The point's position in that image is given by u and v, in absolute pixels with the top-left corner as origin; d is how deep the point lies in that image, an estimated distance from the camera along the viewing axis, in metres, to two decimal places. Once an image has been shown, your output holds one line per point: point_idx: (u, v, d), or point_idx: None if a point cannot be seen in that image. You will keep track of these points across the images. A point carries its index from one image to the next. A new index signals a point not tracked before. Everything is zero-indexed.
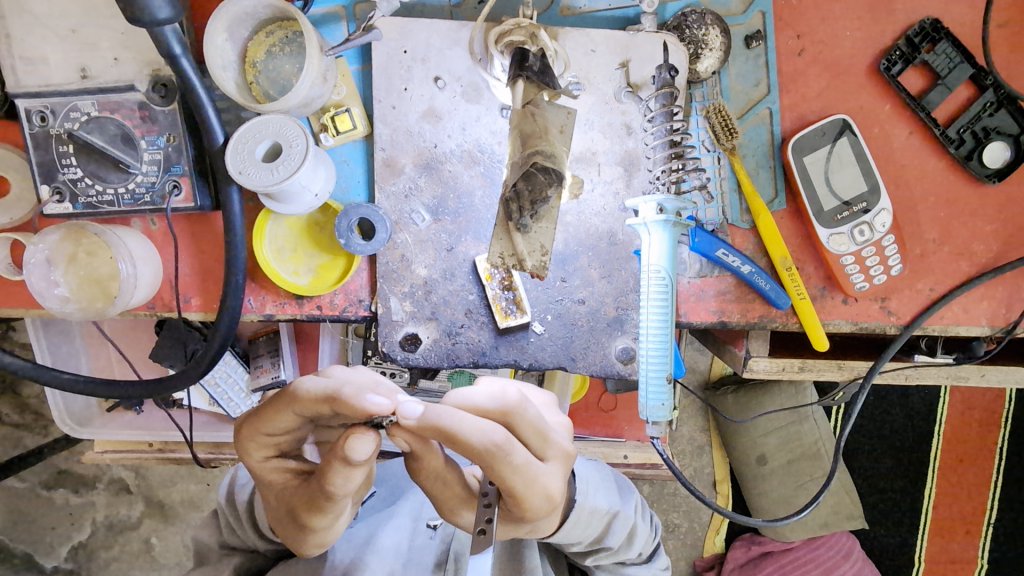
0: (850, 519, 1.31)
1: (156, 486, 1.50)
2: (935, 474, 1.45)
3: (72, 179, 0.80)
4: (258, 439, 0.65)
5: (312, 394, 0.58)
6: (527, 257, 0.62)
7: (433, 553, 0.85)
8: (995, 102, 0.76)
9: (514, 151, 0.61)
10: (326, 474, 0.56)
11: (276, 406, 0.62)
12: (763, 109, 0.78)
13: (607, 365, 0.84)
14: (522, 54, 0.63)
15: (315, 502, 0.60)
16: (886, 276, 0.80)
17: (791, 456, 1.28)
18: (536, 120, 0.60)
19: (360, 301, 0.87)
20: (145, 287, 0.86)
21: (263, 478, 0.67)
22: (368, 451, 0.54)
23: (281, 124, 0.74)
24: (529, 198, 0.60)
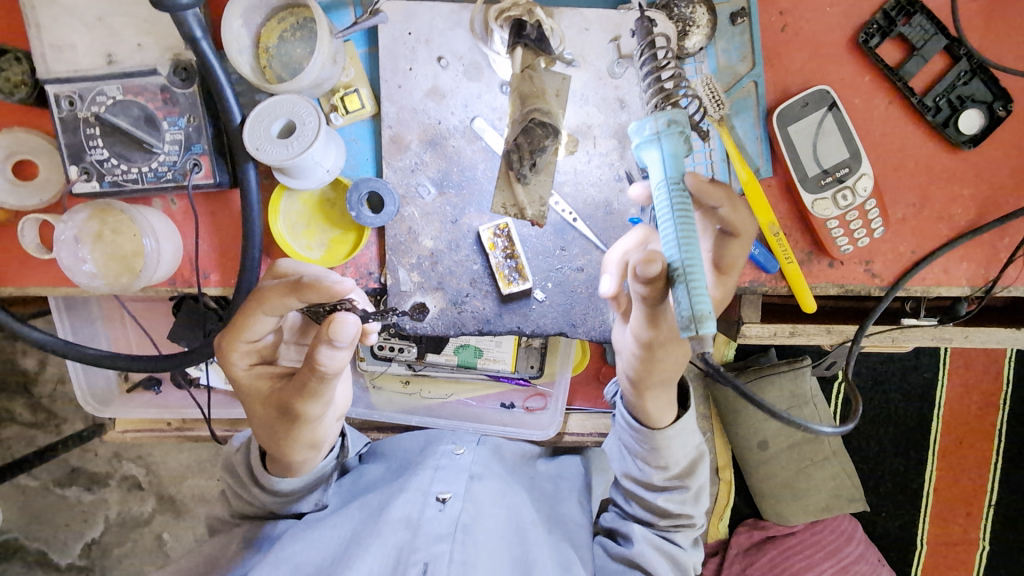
0: (851, 502, 1.34)
1: (167, 481, 1.55)
2: (935, 453, 1.48)
3: (99, 159, 0.85)
4: (241, 345, 0.78)
5: (276, 287, 0.71)
6: (528, 206, 0.85)
7: (445, 524, 0.86)
8: (969, 70, 0.80)
9: (514, 110, 0.82)
10: (312, 355, 0.69)
11: (249, 309, 0.74)
12: (748, 82, 0.83)
13: (606, 330, 0.88)
14: (520, 25, 0.75)
15: (307, 388, 0.73)
16: (870, 239, 0.84)
17: (792, 440, 1.32)
18: (532, 83, 0.79)
19: (370, 274, 0.92)
20: (167, 263, 0.91)
21: (251, 382, 0.79)
22: (349, 331, 0.66)
23: (295, 103, 0.79)
24: (529, 149, 0.82)
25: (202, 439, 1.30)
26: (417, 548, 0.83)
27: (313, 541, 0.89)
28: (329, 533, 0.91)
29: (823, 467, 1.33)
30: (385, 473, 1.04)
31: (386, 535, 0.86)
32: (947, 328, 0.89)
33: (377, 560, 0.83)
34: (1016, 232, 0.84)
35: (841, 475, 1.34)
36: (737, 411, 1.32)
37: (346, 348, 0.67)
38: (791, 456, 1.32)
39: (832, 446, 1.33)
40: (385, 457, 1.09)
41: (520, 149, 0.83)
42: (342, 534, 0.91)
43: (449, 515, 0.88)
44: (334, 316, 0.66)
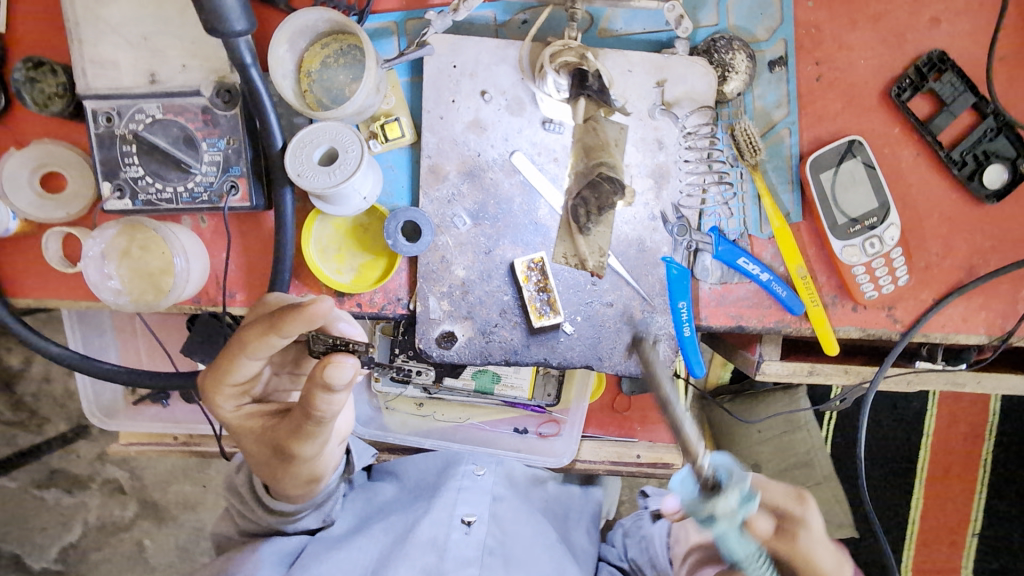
0: (840, 527, 1.33)
1: (151, 487, 1.53)
2: (922, 485, 1.50)
3: (134, 177, 0.85)
4: (225, 389, 0.72)
5: (252, 327, 0.65)
6: (589, 257, 0.86)
7: (472, 547, 0.92)
8: (995, 127, 0.82)
9: (577, 160, 0.84)
10: (310, 400, 0.65)
11: (227, 355, 0.68)
12: (783, 129, 0.85)
13: (632, 365, 0.89)
14: (582, 75, 0.77)
15: (301, 430, 0.69)
16: (894, 286, 0.86)
17: (785, 464, 1.30)
18: (597, 136, 0.83)
19: (398, 300, 0.91)
20: (196, 281, 0.90)
21: (243, 424, 0.74)
22: (348, 376, 0.63)
23: (338, 131, 0.80)
24: (597, 204, 0.83)
25: (210, 454, 1.26)
26: (446, 571, 0.88)
27: (338, 562, 0.90)
28: (355, 555, 0.92)
29: (817, 488, 1.30)
30: (401, 495, 1.05)
31: (413, 556, 0.89)
32: (961, 373, 0.90)
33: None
34: None
35: (832, 501, 1.32)
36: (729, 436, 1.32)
37: (345, 390, 0.64)
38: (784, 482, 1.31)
39: (825, 472, 1.31)
40: (396, 477, 1.09)
41: (587, 203, 0.83)
42: (369, 556, 0.93)
43: (476, 538, 0.94)
44: (331, 359, 0.62)
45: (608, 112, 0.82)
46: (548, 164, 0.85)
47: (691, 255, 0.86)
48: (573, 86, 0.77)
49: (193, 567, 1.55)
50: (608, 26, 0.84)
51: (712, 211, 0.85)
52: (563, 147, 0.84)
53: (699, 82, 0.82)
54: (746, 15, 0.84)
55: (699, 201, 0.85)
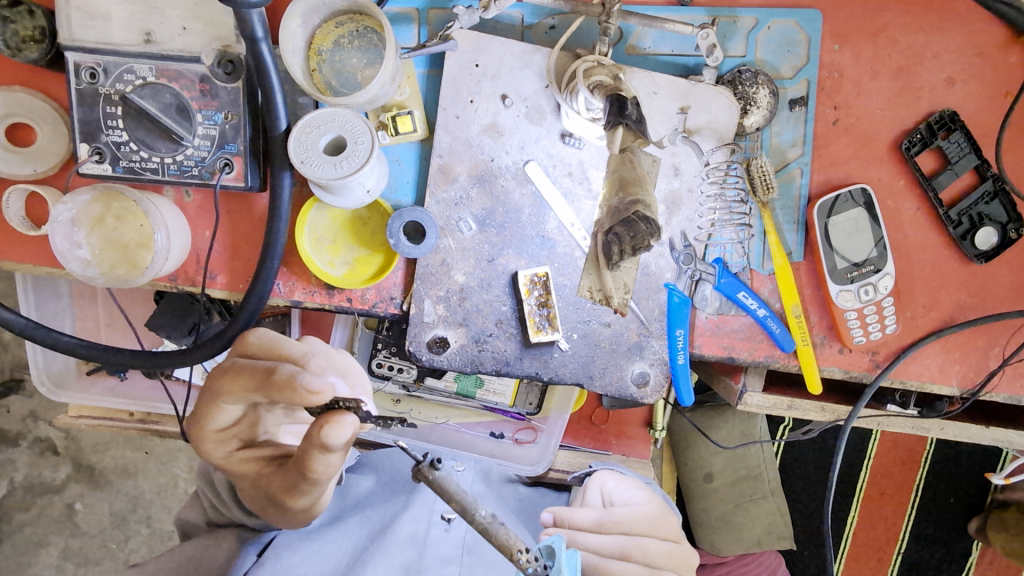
0: (781, 540, 1.28)
1: (88, 450, 1.44)
2: (859, 500, 1.48)
3: (116, 141, 0.80)
4: (213, 437, 0.72)
5: (238, 383, 0.66)
6: (614, 293, 0.81)
7: (452, 545, 0.91)
8: (992, 192, 0.85)
9: (611, 194, 0.76)
10: (310, 462, 0.65)
11: (210, 400, 0.69)
12: (795, 168, 0.86)
13: (621, 387, 0.88)
14: (621, 102, 0.71)
15: (296, 486, 0.69)
16: (882, 334, 0.87)
17: (736, 476, 1.30)
18: (634, 168, 0.74)
19: (392, 299, 0.88)
20: (175, 260, 0.84)
21: (236, 469, 0.74)
22: (345, 436, 0.63)
23: (348, 119, 0.75)
24: (631, 243, 0.73)
25: (169, 433, 1.19)
26: (426, 569, 0.87)
27: (311, 554, 0.88)
28: (329, 547, 0.90)
29: (762, 501, 1.29)
30: (376, 487, 1.01)
31: (393, 553, 0.88)
32: (926, 419, 0.92)
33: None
34: (1009, 342, 0.88)
35: (775, 514, 1.30)
36: (686, 440, 1.31)
37: (341, 450, 0.64)
38: (731, 492, 1.30)
39: (772, 486, 1.30)
40: (374, 470, 1.04)
41: (620, 240, 0.74)
42: (344, 549, 0.90)
43: (455, 535, 0.92)
44: (330, 420, 0.62)
45: (645, 144, 0.73)
46: (562, 177, 0.84)
47: (692, 284, 0.86)
48: (610, 114, 0.71)
49: (126, 534, 1.47)
50: (637, 43, 0.83)
51: (719, 242, 0.85)
52: (579, 162, 0.83)
53: (721, 112, 0.82)
54: (774, 51, 0.85)
55: (705, 230, 0.85)
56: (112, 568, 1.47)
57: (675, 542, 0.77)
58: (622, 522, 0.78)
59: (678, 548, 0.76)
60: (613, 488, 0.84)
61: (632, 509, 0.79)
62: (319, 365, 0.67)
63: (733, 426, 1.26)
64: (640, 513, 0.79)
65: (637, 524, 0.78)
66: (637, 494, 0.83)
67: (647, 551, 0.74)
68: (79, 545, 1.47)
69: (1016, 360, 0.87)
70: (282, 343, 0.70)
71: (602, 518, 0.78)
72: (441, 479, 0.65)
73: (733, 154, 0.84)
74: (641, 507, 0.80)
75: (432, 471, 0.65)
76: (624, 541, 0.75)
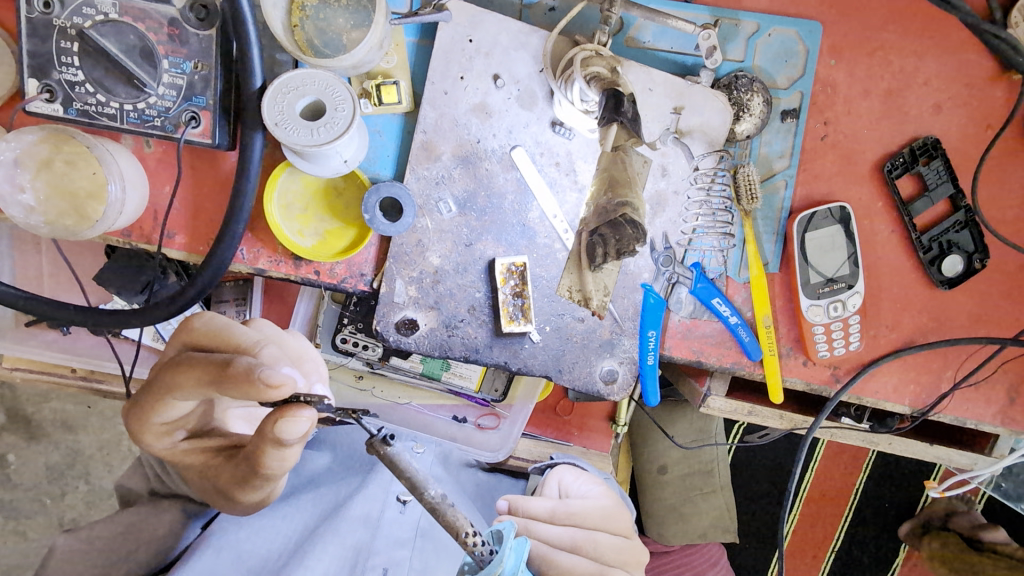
0: (725, 533, 1.31)
1: (24, 401, 1.36)
2: (801, 502, 1.54)
3: (70, 81, 0.74)
4: (156, 429, 0.68)
5: (190, 377, 0.62)
6: (593, 295, 0.82)
7: (405, 528, 0.89)
8: (963, 222, 0.87)
9: (600, 191, 0.77)
10: (261, 458, 0.63)
11: (158, 393, 0.65)
12: (780, 180, 0.86)
13: (589, 383, 0.87)
14: (616, 97, 0.71)
15: (247, 481, 0.68)
16: (846, 350, 0.88)
17: (689, 470, 1.32)
18: (624, 170, 0.75)
19: (362, 276, 0.84)
20: (130, 213, 0.79)
21: (181, 461, 0.71)
22: (302, 430, 0.60)
23: (328, 83, 0.71)
24: (616, 245, 0.74)
25: (113, 393, 1.12)
26: (377, 551, 0.85)
27: (259, 530, 0.87)
28: (278, 524, 0.88)
29: (710, 496, 1.32)
30: (331, 465, 0.99)
31: (344, 533, 0.85)
32: (876, 433, 0.96)
33: (334, 560, 0.83)
34: (959, 367, 0.91)
35: (722, 508, 1.33)
36: (644, 432, 1.32)
37: (298, 444, 0.62)
38: (683, 484, 1.32)
39: (722, 482, 1.32)
40: (331, 446, 1.02)
41: (605, 241, 0.76)
42: (293, 527, 0.89)
43: (409, 518, 0.90)
44: (285, 415, 0.60)
45: (637, 143, 0.75)
46: (548, 166, 0.81)
47: (668, 286, 0.86)
48: (605, 109, 0.72)
49: (63, 489, 1.40)
50: (636, 36, 0.81)
51: (698, 247, 0.85)
52: (567, 153, 0.81)
53: (713, 115, 0.81)
54: (771, 59, 0.84)
55: (686, 233, 0.84)
56: (46, 523, 1.41)
57: (626, 538, 0.77)
58: (576, 513, 0.78)
59: (628, 543, 0.77)
60: (571, 481, 0.84)
61: (587, 501, 0.79)
62: (273, 355, 0.63)
63: (690, 423, 1.28)
64: (594, 507, 0.79)
65: (590, 516, 0.78)
66: (593, 488, 0.83)
67: (598, 544, 0.74)
68: (10, 498, 1.40)
69: (965, 385, 0.91)
70: (231, 330, 0.66)
71: (556, 509, 0.78)
72: (395, 454, 0.65)
73: (722, 161, 0.83)
74: (597, 501, 0.80)
75: (386, 447, 0.65)
76: (576, 533, 0.75)
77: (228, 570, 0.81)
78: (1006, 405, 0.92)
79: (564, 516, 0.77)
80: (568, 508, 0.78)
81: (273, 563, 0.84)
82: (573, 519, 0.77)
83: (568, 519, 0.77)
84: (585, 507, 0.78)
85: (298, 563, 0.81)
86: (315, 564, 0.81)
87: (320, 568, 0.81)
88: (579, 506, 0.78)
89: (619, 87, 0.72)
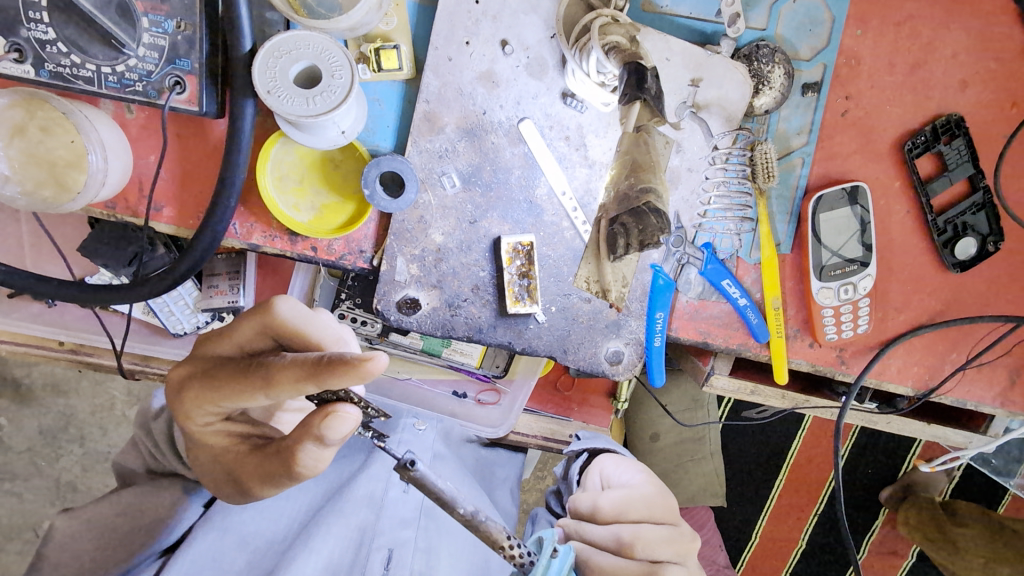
0: (714, 497, 1.36)
1: (12, 365, 1.34)
2: (786, 469, 1.56)
3: (41, 39, 0.68)
4: (205, 409, 0.65)
5: (287, 373, 0.57)
6: (612, 287, 0.81)
7: (410, 505, 0.89)
8: (980, 203, 0.85)
9: (621, 175, 0.77)
10: (296, 454, 0.61)
11: (244, 383, 0.61)
12: (797, 157, 0.82)
13: (594, 363, 0.85)
14: (640, 71, 0.67)
15: (272, 478, 0.65)
16: (853, 333, 0.87)
17: (681, 436, 1.32)
18: (647, 153, 0.75)
19: (361, 253, 0.81)
20: (113, 184, 0.74)
21: (204, 440, 0.69)
22: (346, 430, 0.60)
23: (324, 47, 0.66)
24: (639, 236, 0.73)
25: (104, 367, 1.09)
26: (382, 531, 0.84)
27: (263, 512, 0.87)
28: (282, 504, 0.88)
29: (699, 462, 1.34)
30: None
31: (348, 513, 0.85)
32: (878, 413, 0.97)
33: (339, 541, 0.83)
34: (964, 349, 0.90)
35: (711, 473, 1.36)
36: (638, 400, 1.29)
37: (337, 445, 0.61)
38: (675, 452, 1.32)
39: (712, 447, 1.34)
40: None
41: (627, 232, 0.74)
42: (297, 507, 0.89)
43: (413, 498, 0.90)
44: (333, 412, 0.59)
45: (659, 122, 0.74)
46: (558, 141, 0.78)
47: (678, 267, 0.83)
48: (627, 85, 0.67)
49: (57, 452, 1.39)
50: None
51: (711, 226, 0.82)
52: (577, 127, 0.78)
53: (732, 87, 0.77)
54: (795, 28, 0.80)
55: (699, 214, 0.82)
56: (43, 485, 1.40)
57: (673, 526, 0.78)
58: (621, 506, 0.80)
59: (676, 533, 0.77)
60: (612, 471, 0.86)
61: (628, 492, 0.81)
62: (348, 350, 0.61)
63: (683, 393, 1.27)
64: (636, 496, 0.81)
65: (634, 509, 0.79)
66: (634, 475, 0.85)
67: (647, 542, 0.75)
68: (3, 461, 1.38)
69: (971, 366, 0.90)
70: (311, 318, 0.65)
71: (598, 503, 0.80)
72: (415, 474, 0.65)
73: (739, 138, 0.80)
74: (637, 489, 0.82)
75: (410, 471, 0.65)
76: (623, 532, 0.76)
77: (231, 552, 0.81)
78: (1007, 387, 0.92)
79: (608, 511, 0.79)
80: (615, 506, 0.80)
81: (278, 545, 0.84)
82: (622, 514, 0.79)
83: (615, 514, 0.79)
84: (633, 502, 0.80)
85: (303, 543, 0.81)
86: (320, 547, 0.81)
87: (325, 550, 0.81)
88: (622, 500, 0.80)
89: (641, 60, 0.68)
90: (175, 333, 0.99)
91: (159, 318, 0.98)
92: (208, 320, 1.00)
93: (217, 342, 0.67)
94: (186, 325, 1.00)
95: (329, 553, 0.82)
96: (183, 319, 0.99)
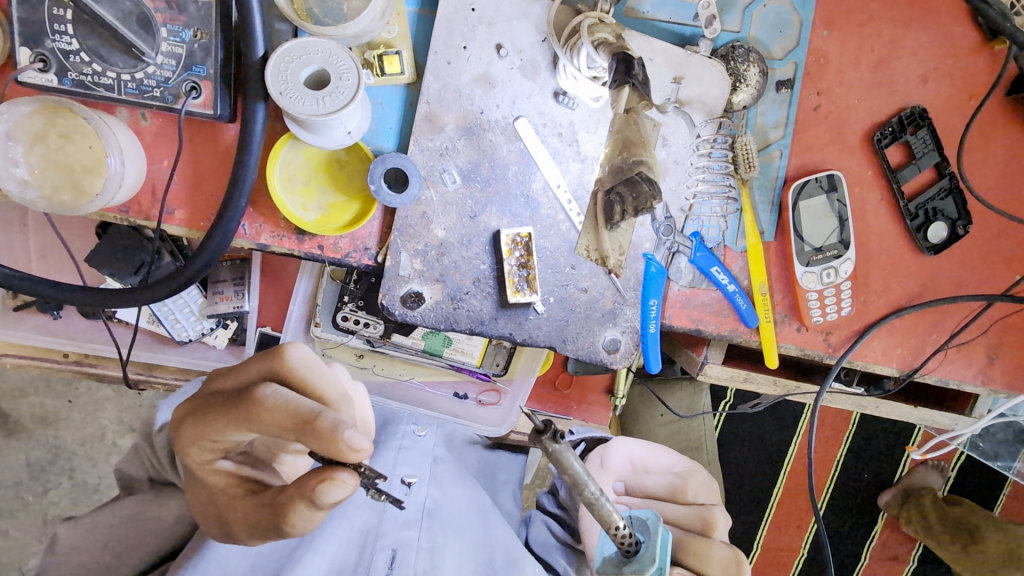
0: None
1: (5, 394, 1.34)
2: (785, 474, 1.58)
3: (65, 49, 0.72)
4: (203, 446, 0.67)
5: (282, 422, 0.61)
6: (610, 254, 0.85)
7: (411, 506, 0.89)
8: (948, 188, 0.91)
9: (614, 152, 0.83)
10: (288, 515, 0.62)
11: (237, 425, 0.64)
12: (775, 149, 0.88)
13: (592, 352, 0.88)
14: (627, 60, 0.74)
15: (261, 529, 0.66)
16: (837, 315, 0.91)
17: (677, 447, 1.32)
18: (637, 130, 0.82)
19: (366, 250, 0.84)
20: (129, 188, 0.77)
21: (202, 479, 0.69)
22: (336, 497, 0.60)
23: (332, 51, 0.71)
24: (633, 203, 0.79)
25: (108, 378, 1.10)
26: (386, 532, 0.84)
27: None
28: None
29: None
30: None
31: (351, 517, 0.88)
32: (867, 397, 1.00)
33: (343, 542, 0.84)
34: (943, 330, 0.94)
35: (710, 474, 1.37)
36: (634, 408, 1.33)
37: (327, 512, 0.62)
38: None
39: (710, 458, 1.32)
40: None
41: (622, 199, 0.80)
42: None
43: (414, 500, 0.90)
44: (330, 478, 0.60)
45: (648, 107, 0.81)
46: (551, 137, 0.83)
47: (669, 255, 0.87)
48: (616, 72, 0.75)
49: (45, 485, 1.38)
50: (636, 6, 0.83)
51: (698, 216, 0.87)
52: (569, 124, 0.83)
53: (713, 83, 0.82)
54: (767, 30, 0.86)
55: (687, 203, 0.86)
56: (28, 521, 1.38)
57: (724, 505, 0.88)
58: (686, 491, 0.87)
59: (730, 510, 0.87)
60: (649, 455, 0.93)
61: (684, 477, 0.89)
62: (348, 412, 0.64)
63: (678, 401, 1.29)
64: (693, 478, 0.89)
65: (701, 492, 0.88)
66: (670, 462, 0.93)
67: (721, 518, 0.84)
68: None
69: (951, 345, 0.94)
70: (318, 370, 0.68)
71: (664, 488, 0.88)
72: (559, 451, 0.65)
73: (721, 128, 0.85)
74: (688, 472, 0.90)
75: (553, 441, 0.65)
76: (701, 511, 0.84)
77: (236, 560, 0.79)
78: (986, 364, 0.96)
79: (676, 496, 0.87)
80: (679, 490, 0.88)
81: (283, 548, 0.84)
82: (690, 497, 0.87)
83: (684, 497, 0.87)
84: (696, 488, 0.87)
85: (307, 545, 0.82)
86: (325, 547, 0.82)
87: (330, 550, 0.82)
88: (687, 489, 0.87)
89: (629, 51, 0.74)
90: (180, 341, 1.01)
91: (165, 326, 1.01)
92: (213, 326, 1.03)
93: (223, 378, 0.70)
94: (190, 333, 1.02)
95: (334, 553, 0.82)
96: (188, 325, 1.01)
